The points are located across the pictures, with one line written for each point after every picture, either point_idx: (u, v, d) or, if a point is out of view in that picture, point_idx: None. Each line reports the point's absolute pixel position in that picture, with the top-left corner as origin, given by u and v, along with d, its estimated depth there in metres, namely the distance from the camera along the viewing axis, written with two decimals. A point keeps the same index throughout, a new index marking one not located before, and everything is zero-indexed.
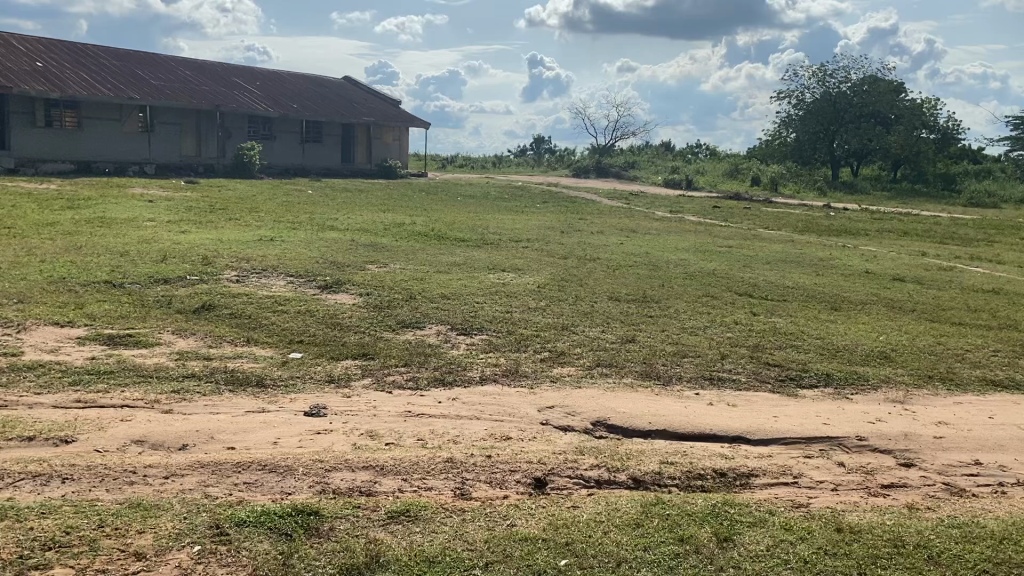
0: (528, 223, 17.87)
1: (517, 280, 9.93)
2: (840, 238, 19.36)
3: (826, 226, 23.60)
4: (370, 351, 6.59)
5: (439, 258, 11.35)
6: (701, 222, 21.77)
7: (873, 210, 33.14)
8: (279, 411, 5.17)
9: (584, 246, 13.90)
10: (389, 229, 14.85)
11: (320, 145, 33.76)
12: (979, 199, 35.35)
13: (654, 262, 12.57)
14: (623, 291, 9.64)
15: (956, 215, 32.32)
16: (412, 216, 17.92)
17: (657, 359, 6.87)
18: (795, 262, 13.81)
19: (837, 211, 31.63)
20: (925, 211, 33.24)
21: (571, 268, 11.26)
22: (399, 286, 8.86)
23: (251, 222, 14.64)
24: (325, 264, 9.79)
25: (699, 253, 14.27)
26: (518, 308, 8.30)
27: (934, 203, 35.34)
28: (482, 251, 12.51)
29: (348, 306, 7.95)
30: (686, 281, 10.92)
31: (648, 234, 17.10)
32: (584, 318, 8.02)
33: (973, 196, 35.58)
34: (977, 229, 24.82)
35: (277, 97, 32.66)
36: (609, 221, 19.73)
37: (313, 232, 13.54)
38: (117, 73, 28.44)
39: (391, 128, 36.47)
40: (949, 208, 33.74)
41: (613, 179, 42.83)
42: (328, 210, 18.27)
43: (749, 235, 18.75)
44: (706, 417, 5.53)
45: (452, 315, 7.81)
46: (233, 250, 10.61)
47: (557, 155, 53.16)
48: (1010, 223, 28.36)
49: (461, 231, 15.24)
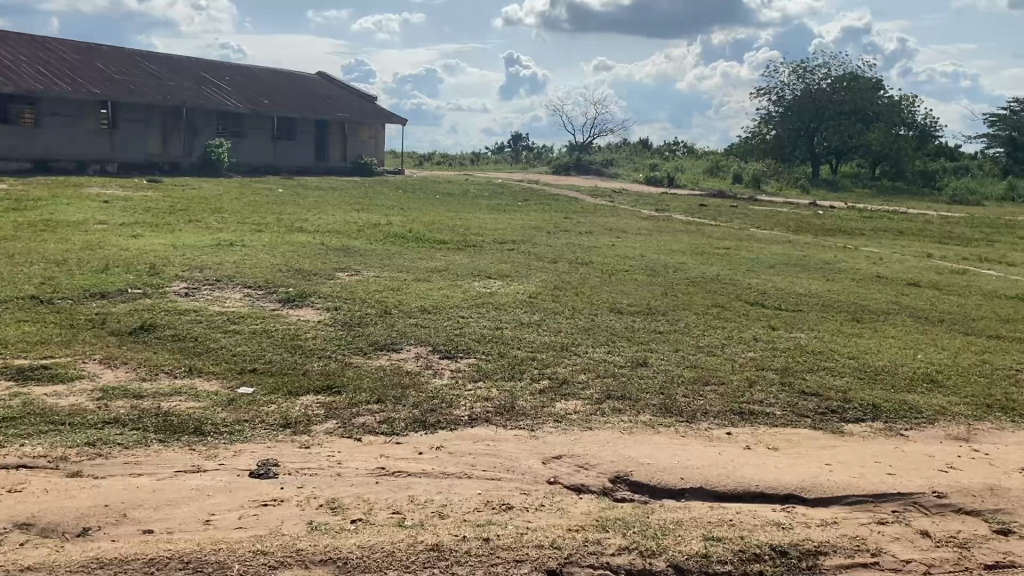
0: (511, 223, 16.82)
1: (506, 290, 8.89)
2: (836, 238, 18.44)
3: (817, 225, 22.70)
4: (337, 383, 5.54)
5: (418, 264, 10.30)
6: (689, 221, 20.79)
7: (858, 208, 32.44)
8: (218, 472, 4.11)
9: (573, 249, 12.87)
10: (362, 230, 13.75)
11: (293, 142, 32.50)
12: (962, 196, 34.79)
13: (652, 266, 11.57)
14: (624, 301, 8.62)
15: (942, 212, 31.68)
16: (387, 216, 16.83)
17: (675, 388, 5.86)
18: (800, 265, 12.86)
19: (823, 209, 30.92)
20: (910, 209, 32.60)
21: (564, 275, 10.24)
22: (373, 298, 7.80)
23: (212, 225, 13.50)
24: (289, 273, 8.71)
25: (696, 255, 13.28)
26: (508, 324, 7.26)
27: (917, 200, 34.73)
28: (464, 255, 11.45)
29: (314, 325, 6.88)
30: (690, 288, 9.93)
31: (640, 235, 16.13)
32: (585, 336, 7.01)
33: (956, 194, 35.00)
34: (971, 228, 24.06)
35: (247, 92, 31.34)
36: (596, 221, 18.75)
37: (279, 234, 12.43)
38: (78, 67, 27.08)
39: (367, 124, 35.26)
40: (935, 206, 33.11)
41: (594, 177, 41.91)
42: (296, 210, 17.13)
43: (742, 235, 17.81)
44: (748, 468, 4.54)
45: (433, 334, 6.77)
46: (186, 257, 9.50)
47: (537, 153, 52.21)
48: (997, 221, 27.74)
49: (439, 232, 14.18)
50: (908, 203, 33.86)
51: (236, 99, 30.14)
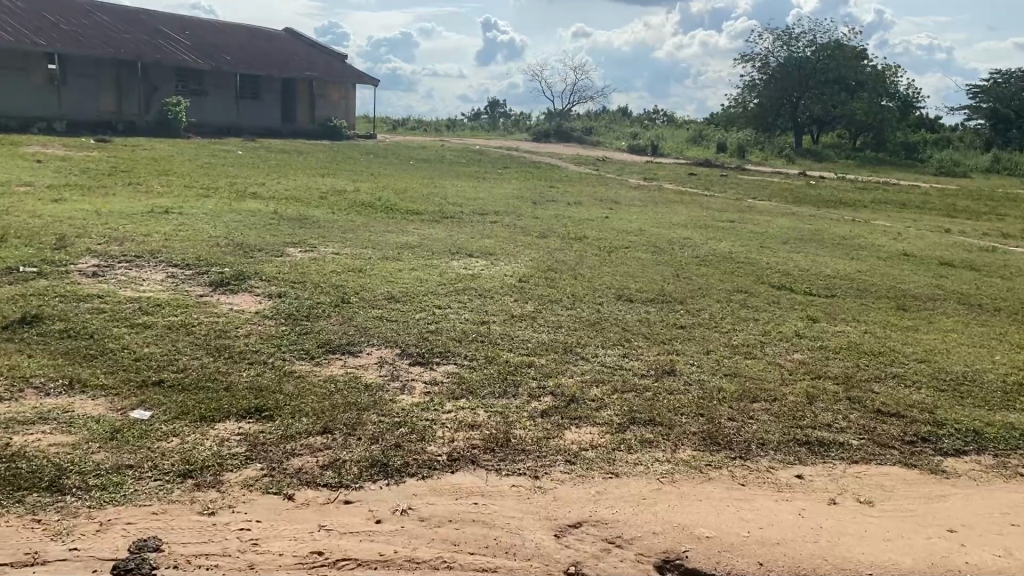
0: (491, 192, 15.40)
1: (491, 271, 7.45)
2: (839, 211, 17.15)
3: (812, 196, 21.40)
4: (267, 406, 4.10)
5: (386, 237, 8.83)
6: (679, 191, 19.44)
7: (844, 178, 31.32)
8: (65, 567, 2.71)
9: (563, 222, 11.46)
10: (324, 198, 12.23)
11: (258, 103, 30.60)
12: (948, 166, 33.69)
13: (653, 241, 10.19)
14: (632, 285, 7.22)
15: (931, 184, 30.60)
16: (355, 182, 15.34)
17: (716, 407, 4.48)
18: (816, 241, 11.53)
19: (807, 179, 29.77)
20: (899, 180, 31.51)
21: (556, 252, 8.84)
22: (328, 282, 6.34)
23: (153, 189, 11.92)
24: (229, 249, 7.21)
25: (698, 228, 11.92)
26: (495, 316, 5.84)
27: (903, 171, 33.61)
28: (439, 228, 9.99)
29: (249, 317, 5.41)
30: (703, 268, 8.57)
31: (633, 205, 14.75)
32: (593, 332, 5.61)
33: (942, 165, 33.91)
34: (971, 201, 22.87)
35: (208, 48, 29.34)
36: (583, 190, 17.36)
37: (228, 201, 10.92)
38: (21, 15, 24.90)
39: (337, 85, 33.41)
40: (923, 177, 32.01)
41: (575, 143, 40.47)
42: (254, 174, 15.57)
43: (740, 206, 16.45)
44: (844, 537, 3.21)
45: (400, 331, 5.34)
46: (107, 227, 7.99)
47: (514, 120, 50.59)
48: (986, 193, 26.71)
49: (411, 201, 12.70)
50: (895, 174, 32.78)
51: (196, 55, 28.14)
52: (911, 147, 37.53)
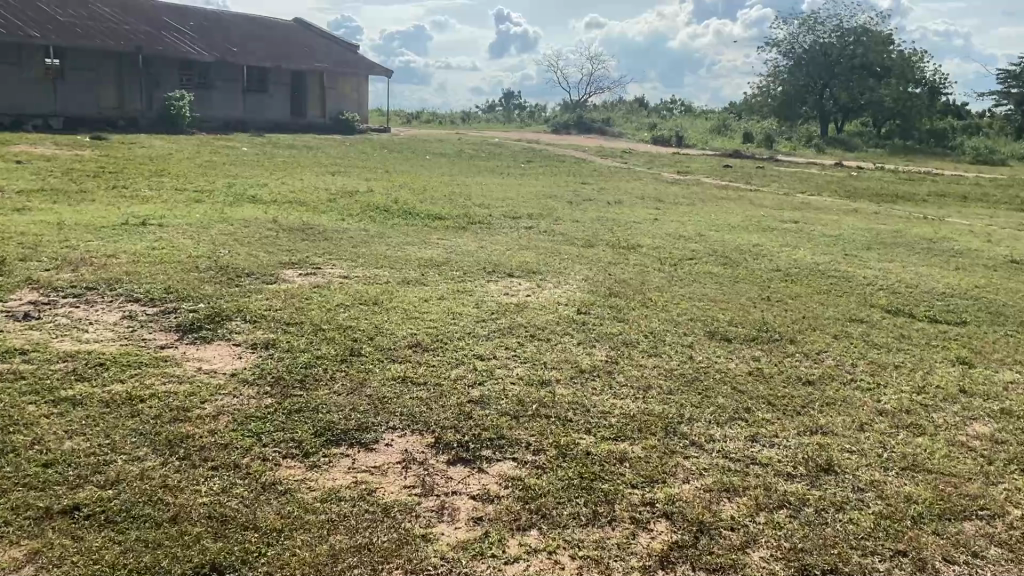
0: (519, 189, 13.92)
1: (539, 298, 5.93)
2: (901, 207, 15.52)
3: (861, 189, 19.75)
4: (231, 561, 2.60)
5: (407, 251, 7.35)
6: (720, 185, 17.85)
7: (879, 168, 29.62)
8: None
9: (606, 226, 9.97)
10: (331, 201, 10.76)
11: (266, 96, 29.19)
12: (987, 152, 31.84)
13: (718, 250, 8.65)
14: (722, 315, 5.70)
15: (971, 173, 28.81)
16: (368, 181, 13.92)
17: (920, 540, 2.95)
18: (901, 246, 9.94)
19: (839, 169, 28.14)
20: (936, 169, 29.72)
21: (612, 267, 7.35)
22: (334, 322, 4.83)
23: (139, 194, 10.47)
24: (211, 275, 5.72)
25: (762, 231, 10.37)
26: (557, 372, 4.32)
27: (939, 159, 31.81)
28: (467, 237, 8.50)
29: (222, 384, 3.90)
30: (793, 287, 7.03)
31: (679, 203, 13.21)
32: (697, 398, 4.06)
33: (981, 151, 32.06)
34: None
35: (213, 39, 27.91)
36: (619, 186, 15.83)
37: (223, 207, 9.52)
38: (16, 6, 23.51)
39: (349, 78, 31.99)
40: (962, 166, 30.19)
41: (596, 134, 38.89)
42: (256, 174, 14.15)
43: (794, 203, 14.89)
44: None
45: (431, 400, 3.81)
46: (65, 245, 6.56)
47: (530, 110, 49.14)
48: None
49: (431, 203, 11.20)
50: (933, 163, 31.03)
51: (201, 46, 26.71)
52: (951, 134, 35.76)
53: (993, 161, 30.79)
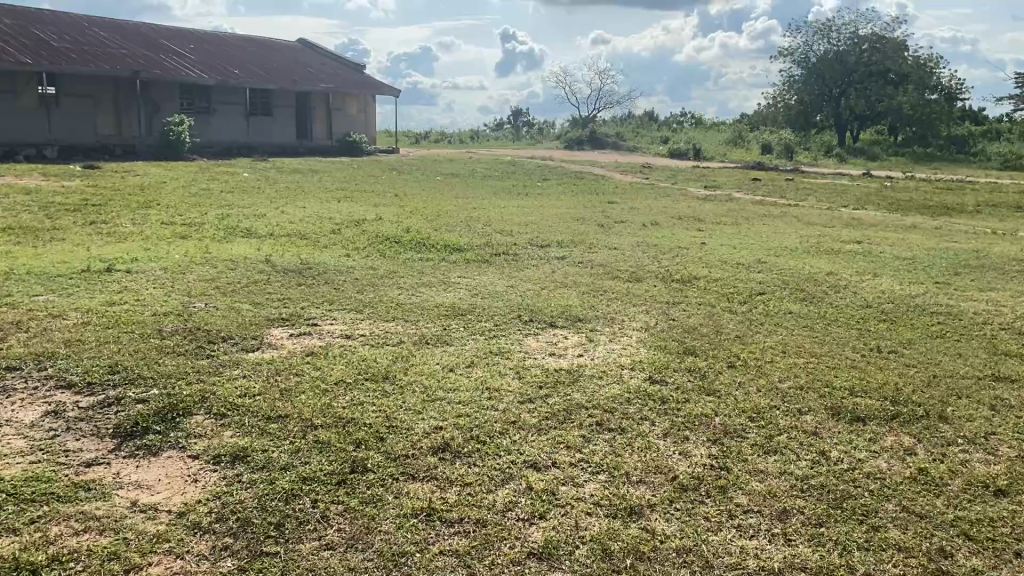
0: (540, 211, 12.71)
1: (596, 358, 4.62)
2: (955, 220, 14.17)
3: (905, 201, 18.30)
4: None
5: (424, 295, 6.07)
6: (757, 202, 16.52)
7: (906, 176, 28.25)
8: None
9: (649, 253, 8.71)
10: (335, 232, 9.56)
11: (270, 119, 28.14)
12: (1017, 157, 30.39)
13: (788, 281, 7.36)
14: (837, 380, 4.41)
15: (1003, 179, 27.38)
16: (376, 206, 12.76)
17: None
18: (985, 268, 8.63)
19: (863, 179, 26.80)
20: (966, 175, 28.31)
21: (673, 309, 6.10)
22: (330, 413, 3.54)
23: (119, 230, 9.29)
24: (175, 342, 4.45)
25: (827, 256, 9.04)
26: (649, 490, 3.02)
27: (965, 165, 30.39)
28: (494, 273, 7.23)
29: (160, 535, 2.62)
30: (900, 332, 5.72)
31: (719, 223, 11.96)
32: (864, 536, 2.77)
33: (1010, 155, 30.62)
34: None
35: (214, 62, 26.89)
36: (648, 204, 14.58)
37: (211, 243, 8.34)
38: (9, 32, 22.51)
39: (355, 97, 30.97)
40: (992, 171, 28.78)
41: (609, 149, 37.71)
42: (254, 202, 12.99)
43: (839, 219, 13.60)
44: None
45: (472, 559, 2.52)
46: (5, 300, 5.34)
47: (539, 126, 48.09)
48: None
49: (448, 231, 9.94)
50: (961, 169, 29.62)
51: (201, 69, 25.67)
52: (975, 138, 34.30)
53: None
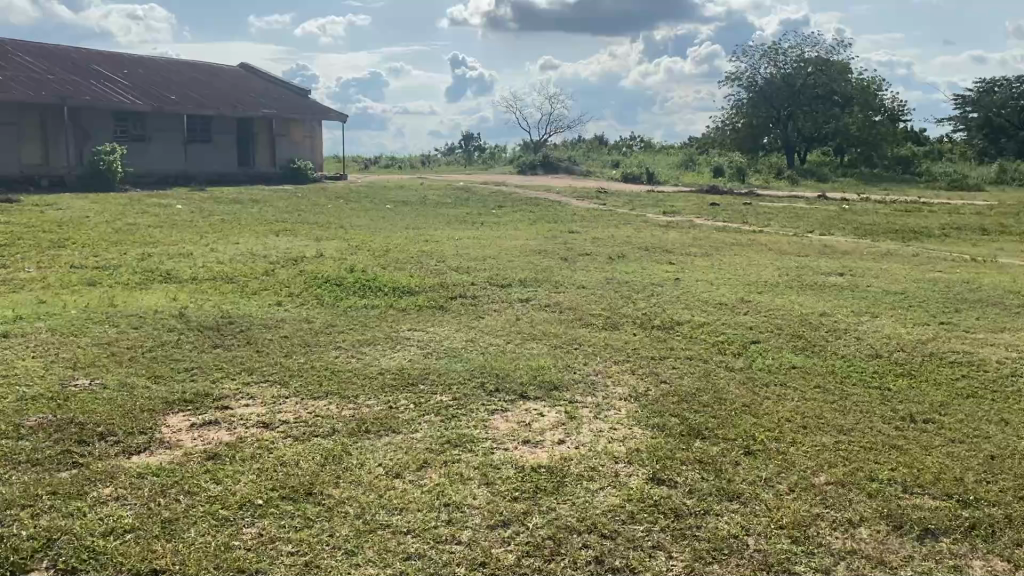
0: (496, 243, 11.82)
1: (580, 447, 3.69)
2: (927, 245, 13.62)
3: (869, 225, 17.80)
4: None
5: (368, 356, 5.09)
6: (722, 228, 15.85)
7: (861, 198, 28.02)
8: None
9: (621, 292, 7.85)
10: (269, 273, 8.51)
11: (210, 147, 26.84)
12: (967, 177, 30.41)
13: (781, 325, 6.53)
14: (884, 473, 3.53)
15: (956, 200, 27.28)
16: (317, 240, 11.75)
17: None
18: (980, 302, 7.94)
19: (818, 202, 26.46)
20: (919, 196, 28.19)
21: (660, 367, 5.20)
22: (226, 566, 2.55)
23: (18, 277, 8.13)
24: (32, 445, 3.40)
25: (812, 291, 8.27)
26: None
27: (917, 186, 30.32)
28: (450, 322, 6.28)
29: None
30: (928, 391, 4.89)
31: (688, 253, 11.20)
32: None
33: (960, 176, 30.64)
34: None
35: (149, 88, 25.58)
36: (609, 234, 13.78)
37: (119, 291, 7.23)
38: None
39: (299, 123, 29.84)
40: (944, 192, 28.70)
41: (562, 173, 37.09)
42: (183, 239, 11.87)
43: (810, 246, 12.94)
44: None
45: None
46: None
47: (490, 151, 47.39)
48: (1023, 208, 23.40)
49: (397, 269, 8.96)
50: (914, 190, 29.52)
51: (135, 96, 24.35)
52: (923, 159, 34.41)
53: (972, 186, 29.21)
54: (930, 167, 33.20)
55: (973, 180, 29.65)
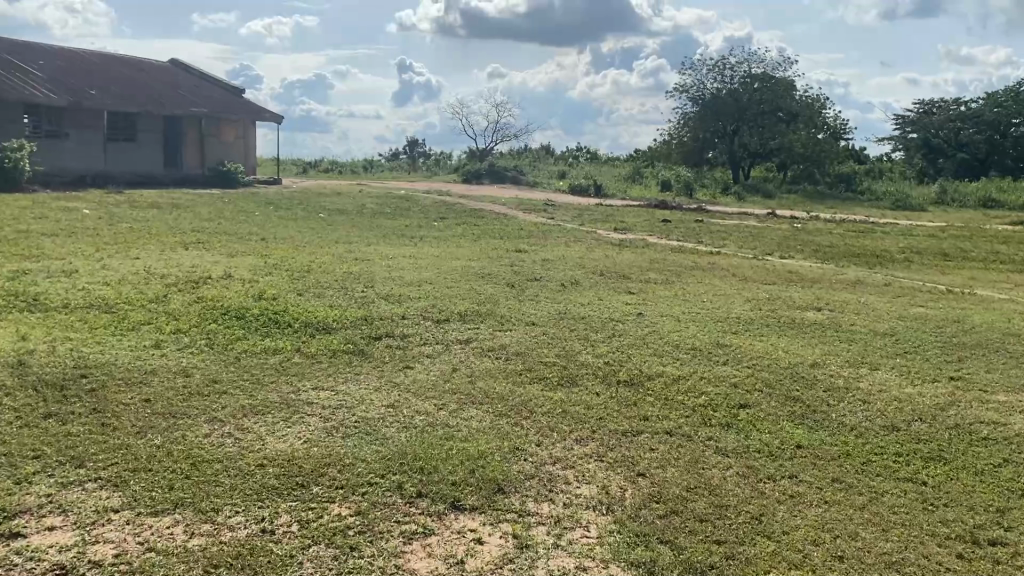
0: (434, 263, 10.63)
1: None
2: (893, 273, 12.90)
3: (826, 247, 17.11)
4: None
5: (250, 434, 3.82)
6: (677, 248, 14.93)
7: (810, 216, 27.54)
8: None
9: (577, 331, 6.70)
10: (159, 299, 7.16)
11: (133, 146, 25.02)
12: (913, 196, 30.19)
13: (771, 383, 5.43)
14: None
15: (903, 220, 26.93)
16: (233, 256, 10.41)
17: None
18: (978, 347, 7.03)
19: (767, 220, 25.85)
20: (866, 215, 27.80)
21: (632, 448, 4.04)
22: None
23: None
24: None
25: (792, 333, 7.24)
26: None
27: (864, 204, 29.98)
28: (368, 375, 5.02)
29: None
30: (976, 489, 3.83)
31: (646, 279, 10.18)
32: None
33: (906, 195, 30.40)
34: (982, 246, 19.07)
35: (66, 80, 23.70)
36: (558, 253, 12.73)
37: None
38: None
39: (232, 123, 28.15)
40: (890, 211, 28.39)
41: (507, 183, 36.02)
42: (74, 250, 10.37)
43: (774, 272, 12.07)
44: None
45: None
46: None
47: (434, 157, 46.12)
48: (970, 231, 23.07)
49: (315, 297, 7.68)
50: (861, 208, 29.17)
51: (49, 88, 22.49)
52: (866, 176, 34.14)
53: (914, 206, 28.88)
54: (877, 185, 33.03)
55: (918, 200, 29.38)
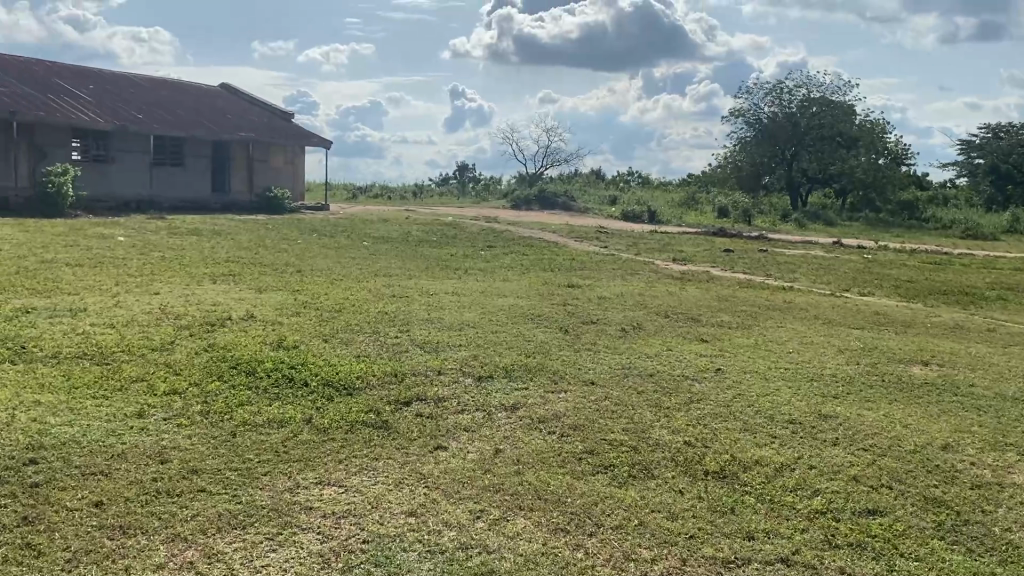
0: (481, 300, 9.64)
1: None
2: (990, 315, 11.53)
3: (907, 283, 15.72)
4: None
5: (217, 568, 2.87)
6: (745, 283, 13.72)
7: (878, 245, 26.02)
8: None
9: (647, 394, 5.59)
10: (168, 346, 6.28)
11: (180, 170, 24.62)
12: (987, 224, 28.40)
13: (905, 478, 4.26)
14: None
15: (978, 249, 25.23)
16: (262, 291, 9.57)
17: None
18: None
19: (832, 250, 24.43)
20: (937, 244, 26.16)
21: None
22: None
23: None
24: None
25: (906, 400, 6.02)
26: None
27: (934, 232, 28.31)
28: (391, 461, 3.99)
29: None
30: None
31: (718, 322, 9.06)
32: None
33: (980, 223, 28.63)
34: None
35: (114, 105, 23.45)
36: (615, 289, 11.66)
37: None
38: None
39: (281, 147, 27.67)
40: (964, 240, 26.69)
41: (558, 208, 35.06)
42: (95, 283, 9.63)
43: (859, 313, 10.82)
44: None
45: None
46: None
47: (485, 182, 45.40)
48: None
49: (343, 344, 6.71)
50: (932, 237, 27.50)
51: (97, 112, 22.22)
52: (932, 203, 32.41)
53: (986, 235, 27.09)
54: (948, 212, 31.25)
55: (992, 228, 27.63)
